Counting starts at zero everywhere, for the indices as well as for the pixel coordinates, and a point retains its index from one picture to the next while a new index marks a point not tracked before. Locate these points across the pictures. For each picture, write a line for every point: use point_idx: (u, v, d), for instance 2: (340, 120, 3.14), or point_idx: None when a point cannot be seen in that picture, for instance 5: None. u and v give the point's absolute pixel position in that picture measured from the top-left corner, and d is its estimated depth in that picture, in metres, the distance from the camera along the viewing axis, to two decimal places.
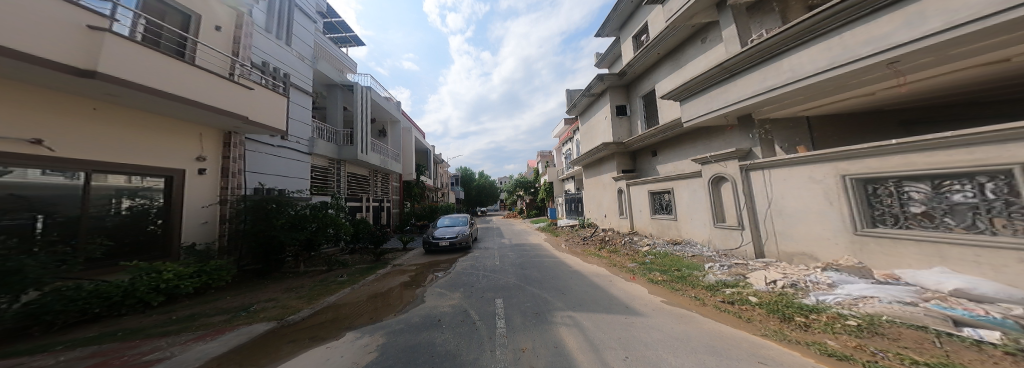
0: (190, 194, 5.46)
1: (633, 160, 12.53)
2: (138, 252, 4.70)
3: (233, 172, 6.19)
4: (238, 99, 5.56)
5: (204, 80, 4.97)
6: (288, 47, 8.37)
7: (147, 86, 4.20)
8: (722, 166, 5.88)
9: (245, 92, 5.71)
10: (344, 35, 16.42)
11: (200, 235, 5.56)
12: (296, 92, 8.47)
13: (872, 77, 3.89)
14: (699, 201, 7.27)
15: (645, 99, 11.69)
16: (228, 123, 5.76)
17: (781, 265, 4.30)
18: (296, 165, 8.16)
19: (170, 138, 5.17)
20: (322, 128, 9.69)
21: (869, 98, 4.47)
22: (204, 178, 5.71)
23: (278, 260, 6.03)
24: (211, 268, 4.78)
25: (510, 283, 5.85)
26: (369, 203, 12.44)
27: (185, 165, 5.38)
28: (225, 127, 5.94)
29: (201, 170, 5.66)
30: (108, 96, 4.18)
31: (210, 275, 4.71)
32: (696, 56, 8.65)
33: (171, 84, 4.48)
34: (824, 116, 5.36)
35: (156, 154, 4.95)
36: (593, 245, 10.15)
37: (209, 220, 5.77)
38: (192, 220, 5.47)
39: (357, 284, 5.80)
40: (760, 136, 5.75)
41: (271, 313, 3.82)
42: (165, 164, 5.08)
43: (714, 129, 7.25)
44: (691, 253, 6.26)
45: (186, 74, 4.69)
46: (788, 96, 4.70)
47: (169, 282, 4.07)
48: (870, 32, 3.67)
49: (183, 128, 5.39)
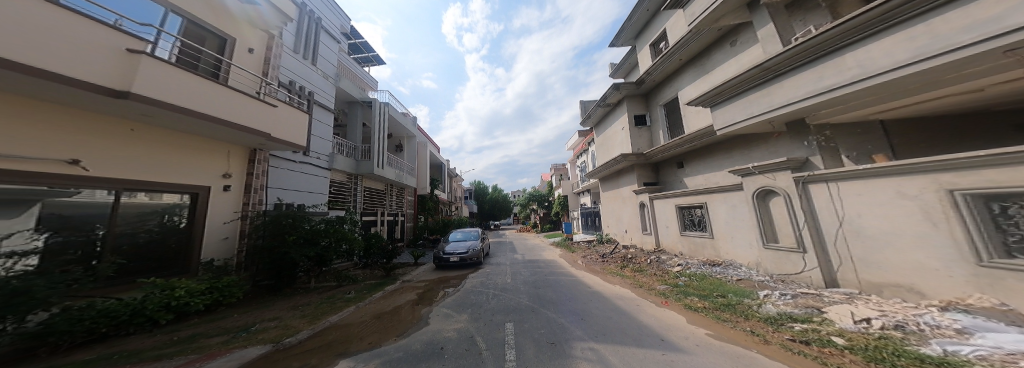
0: (213, 210, 5.35)
1: (656, 172, 11.83)
2: (159, 268, 4.58)
3: (256, 188, 6.11)
4: (263, 118, 5.54)
5: (233, 99, 4.96)
6: (313, 66, 8.59)
7: (178, 106, 4.18)
8: (772, 178, 5.38)
9: (270, 110, 5.70)
10: (364, 55, 17.13)
11: (219, 251, 5.42)
12: (318, 109, 8.59)
13: (983, 68, 3.25)
14: (742, 218, 6.58)
15: (667, 108, 11.14)
16: (253, 141, 5.74)
17: (866, 299, 3.50)
18: (316, 180, 8.17)
19: (199, 157, 5.15)
20: (341, 142, 9.78)
21: (972, 96, 3.77)
22: (228, 195, 5.63)
23: (293, 276, 5.81)
24: (223, 284, 4.58)
25: (522, 304, 5.32)
26: (384, 217, 12.37)
27: (211, 181, 5.33)
28: (250, 145, 5.93)
29: (225, 186, 5.59)
30: (143, 117, 4.19)
31: (221, 292, 4.49)
32: (726, 60, 8.16)
33: (200, 103, 4.46)
34: (903, 120, 4.67)
35: (186, 172, 4.93)
36: (614, 263, 9.40)
37: (229, 236, 5.65)
38: (213, 236, 5.35)
39: (364, 301, 5.46)
40: (818, 143, 5.14)
41: (268, 334, 3.51)
42: (193, 181, 5.03)
43: (756, 137, 6.60)
44: (736, 276, 5.55)
45: (215, 93, 4.67)
46: (861, 95, 4.14)
47: (179, 299, 3.81)
48: (972, 16, 3.09)
49: (214, 147, 5.40)
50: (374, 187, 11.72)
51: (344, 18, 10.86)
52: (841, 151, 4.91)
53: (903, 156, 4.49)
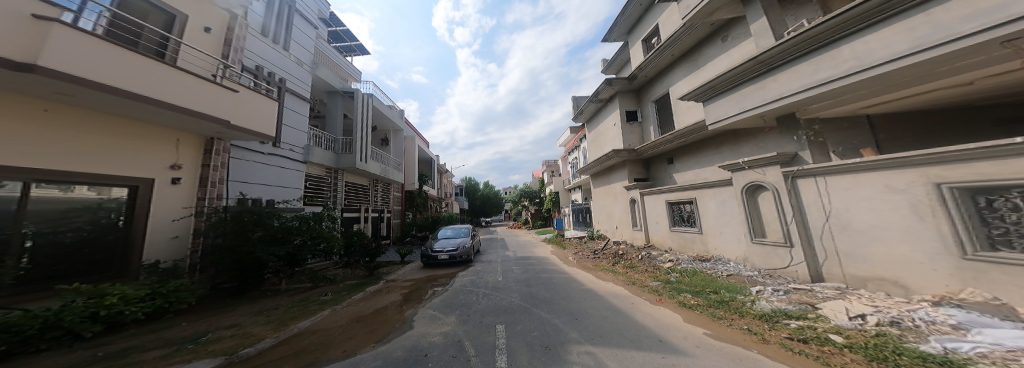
0: (159, 205, 4.89)
1: (647, 168, 11.85)
2: (87, 273, 4.08)
3: (214, 181, 5.71)
4: (220, 102, 5.12)
5: (182, 81, 4.54)
6: (285, 52, 8.08)
7: (110, 86, 3.75)
8: (760, 173, 5.35)
9: (229, 95, 5.28)
10: (348, 44, 16.45)
11: (168, 252, 4.95)
12: (291, 97, 8.09)
13: (977, 59, 3.23)
14: (730, 213, 6.60)
15: (658, 104, 11.14)
16: (209, 128, 5.30)
17: (860, 294, 3.48)
18: (289, 174, 7.73)
19: (140, 146, 4.68)
20: (319, 135, 9.27)
21: (962, 89, 3.78)
22: (177, 188, 5.16)
23: (259, 278, 5.50)
24: (169, 289, 4.18)
25: (514, 304, 5.14)
26: (368, 214, 11.92)
27: (157, 173, 4.88)
28: (206, 133, 5.49)
29: (174, 179, 5.13)
30: (62, 96, 3.72)
31: (166, 298, 4.08)
32: (717, 55, 8.17)
33: (139, 84, 4.04)
34: (890, 115, 4.70)
35: (124, 162, 4.47)
36: (606, 259, 9.36)
37: (180, 234, 5.17)
38: (159, 235, 4.87)
39: (341, 303, 5.19)
40: (807, 138, 5.09)
41: (220, 345, 3.23)
42: (133, 172, 4.58)
43: (747, 131, 6.59)
44: (726, 272, 5.53)
45: (158, 74, 4.24)
46: (854, 88, 4.12)
47: (110, 308, 3.38)
48: (976, 4, 3.03)
49: (160, 134, 4.94)
50: (356, 183, 11.25)
51: (322, 3, 10.24)
52: (830, 146, 4.87)
53: (890, 151, 4.52)
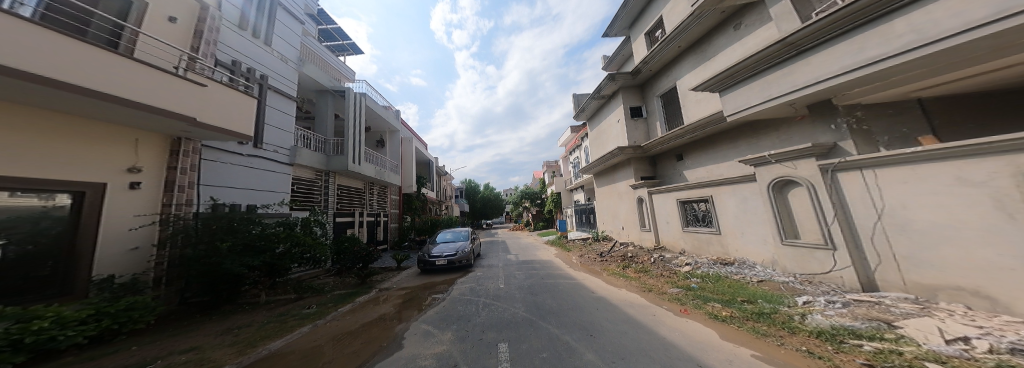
0: (112, 214, 4.31)
1: (653, 166, 11.32)
2: (16, 293, 3.45)
3: (182, 185, 5.17)
4: (183, 97, 4.55)
5: (132, 72, 3.98)
6: (268, 47, 7.59)
7: (35, 74, 3.16)
8: (792, 168, 4.87)
9: (194, 89, 4.72)
10: (340, 43, 16.01)
11: (123, 265, 4.39)
12: (274, 94, 7.57)
13: None
14: (754, 212, 6.11)
15: (663, 98, 10.63)
16: (173, 126, 4.74)
17: (943, 308, 2.91)
18: (270, 177, 7.17)
19: (91, 145, 4.15)
20: (307, 136, 8.77)
21: None
22: (137, 194, 4.62)
23: (236, 292, 4.97)
24: (120, 308, 3.62)
25: (518, 317, 4.58)
26: (362, 218, 11.41)
27: (112, 177, 4.33)
28: (171, 132, 4.95)
29: (133, 183, 4.58)
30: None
31: (115, 318, 3.51)
32: (728, 45, 7.70)
33: (73, 72, 3.45)
34: (945, 98, 4.15)
35: (69, 165, 3.92)
36: (614, 263, 8.83)
37: (141, 245, 4.63)
38: (115, 246, 4.32)
39: (325, 318, 4.67)
40: (848, 126, 4.54)
41: None
42: (80, 175, 4.03)
43: (769, 123, 6.09)
44: (756, 277, 5.02)
45: (100, 62, 3.68)
46: (912, 68, 3.61)
47: (40, 334, 2.82)
48: None
49: (116, 131, 4.41)
50: (350, 185, 10.74)
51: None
52: (879, 133, 4.37)
53: (950, 138, 3.97)
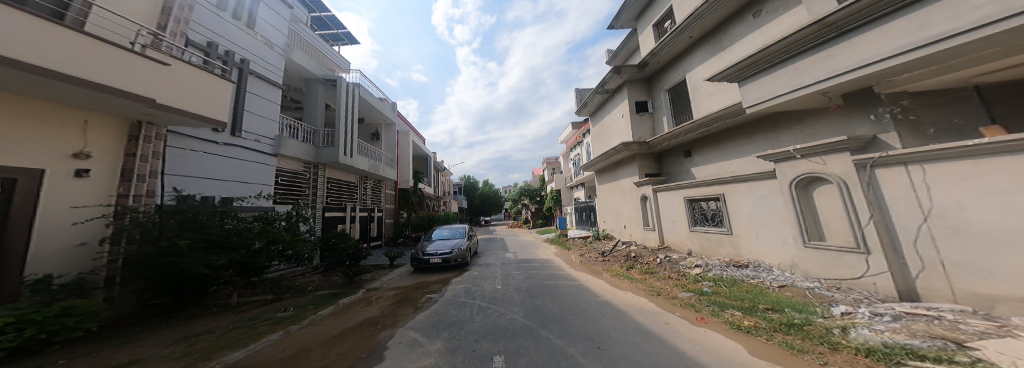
0: (48, 205, 3.82)
1: (659, 163, 10.91)
2: None
3: (141, 174, 4.75)
4: (144, 79, 4.07)
5: (81, 47, 3.48)
6: (250, 30, 7.22)
7: None
8: (821, 163, 4.49)
9: (158, 69, 4.24)
10: (335, 32, 15.62)
11: (64, 263, 3.93)
12: (256, 81, 7.20)
13: None
14: (771, 211, 5.73)
15: (672, 92, 10.20)
16: (131, 108, 4.24)
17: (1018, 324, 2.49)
18: (250, 167, 6.85)
19: (29, 129, 3.68)
20: (294, 125, 8.39)
21: None
22: (83, 182, 4.15)
23: (202, 292, 4.61)
24: (51, 314, 2.95)
25: (516, 323, 4.20)
26: (355, 213, 11.07)
27: (53, 163, 3.88)
28: (129, 115, 4.52)
29: (79, 171, 4.12)
30: None
31: (46, 328, 2.87)
32: (747, 34, 7.26)
33: (9, 45, 2.94)
34: (1006, 84, 3.71)
35: (4, 149, 3.46)
36: (617, 263, 8.45)
37: (90, 240, 4.19)
38: (55, 242, 3.85)
39: (303, 323, 4.30)
40: (892, 116, 4.18)
41: None
42: (17, 160, 3.57)
43: (791, 116, 5.72)
44: (776, 282, 4.64)
45: (40, 35, 3.18)
46: (976, 49, 3.21)
47: None
48: None
49: (57, 113, 3.93)
50: (341, 179, 10.36)
51: None
52: (927, 124, 3.98)
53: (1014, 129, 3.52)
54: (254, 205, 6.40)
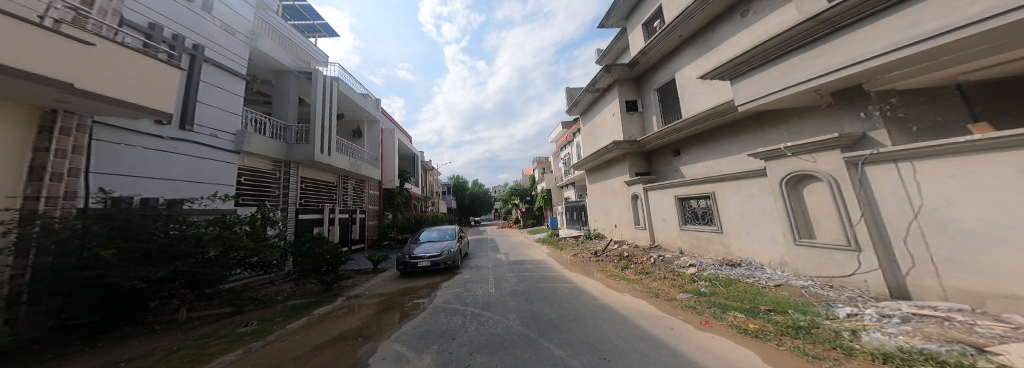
0: None
1: (648, 162, 10.96)
2: None
3: (57, 173, 4.11)
4: (59, 58, 3.45)
5: None
6: (207, 14, 6.59)
7: None
8: (811, 161, 4.49)
9: (78, 49, 3.64)
10: (314, 24, 14.80)
11: None
12: (213, 70, 6.58)
13: None
14: (761, 209, 5.78)
15: (660, 92, 10.25)
16: (43, 93, 3.63)
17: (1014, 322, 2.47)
18: (206, 165, 6.25)
19: None
20: (261, 120, 7.77)
21: None
22: None
23: (139, 307, 4.16)
24: None
25: (512, 333, 3.94)
26: (333, 215, 10.46)
27: None
28: (43, 103, 3.88)
29: None
30: None
31: None
32: (734, 33, 7.34)
33: None
34: (988, 82, 3.77)
35: None
36: (610, 263, 8.37)
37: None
38: None
39: (267, 340, 3.85)
40: (881, 113, 4.21)
41: None
42: None
43: (777, 116, 5.81)
44: (771, 280, 4.63)
45: None
46: (963, 47, 3.25)
47: None
48: None
49: None
50: (318, 180, 9.74)
51: None
52: (915, 122, 4.03)
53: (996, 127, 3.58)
54: (205, 211, 5.81)
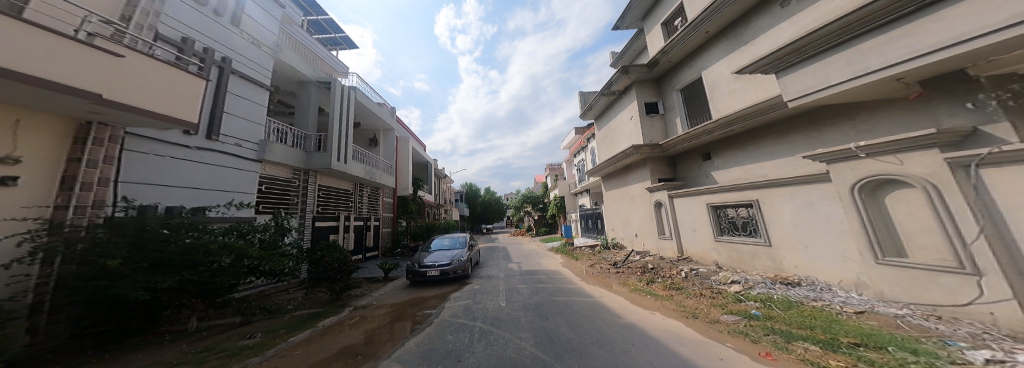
0: None
1: (672, 167, 10.23)
2: None
3: (87, 182, 3.87)
4: (86, 68, 3.24)
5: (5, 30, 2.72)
6: (235, 28, 6.59)
7: None
8: (897, 162, 3.81)
9: (105, 61, 3.42)
10: (331, 36, 15.19)
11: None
12: (241, 82, 6.55)
13: None
14: (823, 219, 5.03)
15: (685, 92, 9.57)
16: (75, 105, 3.45)
17: None
18: (229, 174, 6.12)
19: None
20: (283, 129, 7.71)
21: None
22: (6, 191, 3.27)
23: (153, 317, 3.84)
24: None
25: (525, 355, 3.39)
26: (348, 222, 10.29)
27: None
28: (76, 114, 3.72)
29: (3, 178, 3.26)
30: None
31: None
32: (771, 26, 6.67)
33: None
34: None
35: None
36: (633, 275, 7.65)
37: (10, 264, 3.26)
38: None
39: (264, 356, 3.43)
40: (1000, 103, 3.38)
41: None
42: None
43: (836, 110, 5.14)
44: (850, 306, 3.95)
45: None
46: None
47: None
48: None
49: None
50: (335, 187, 9.64)
51: None
52: None
53: None
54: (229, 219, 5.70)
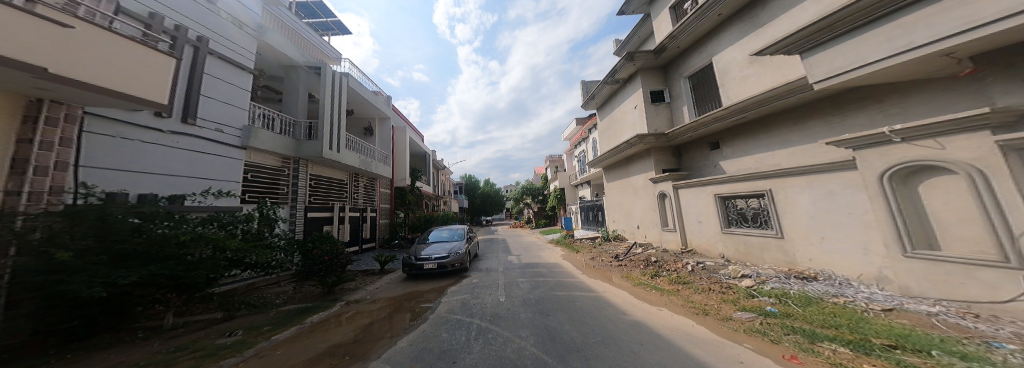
0: None
1: (678, 158, 9.88)
2: None
3: (43, 166, 3.54)
4: (30, 39, 2.77)
5: None
6: (214, 6, 6.10)
7: None
8: (935, 147, 3.51)
9: (53, 32, 2.94)
10: (324, 21, 14.56)
11: None
12: (220, 63, 6.12)
13: None
14: (842, 210, 4.75)
15: (693, 80, 9.13)
16: (19, 80, 3.00)
17: None
18: (209, 161, 5.75)
19: None
20: (269, 115, 7.31)
21: None
22: None
23: (123, 313, 3.50)
24: None
25: (528, 356, 3.12)
26: (343, 213, 9.99)
27: None
28: (24, 90, 3.31)
29: None
30: None
31: None
32: (790, 7, 6.21)
33: None
34: None
35: None
36: (636, 269, 7.40)
37: None
38: None
39: (244, 356, 3.17)
40: None
41: None
42: None
43: (866, 93, 4.79)
44: (873, 302, 3.70)
45: None
46: None
47: None
48: None
49: None
50: (328, 177, 9.30)
51: None
52: None
53: None
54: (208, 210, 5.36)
